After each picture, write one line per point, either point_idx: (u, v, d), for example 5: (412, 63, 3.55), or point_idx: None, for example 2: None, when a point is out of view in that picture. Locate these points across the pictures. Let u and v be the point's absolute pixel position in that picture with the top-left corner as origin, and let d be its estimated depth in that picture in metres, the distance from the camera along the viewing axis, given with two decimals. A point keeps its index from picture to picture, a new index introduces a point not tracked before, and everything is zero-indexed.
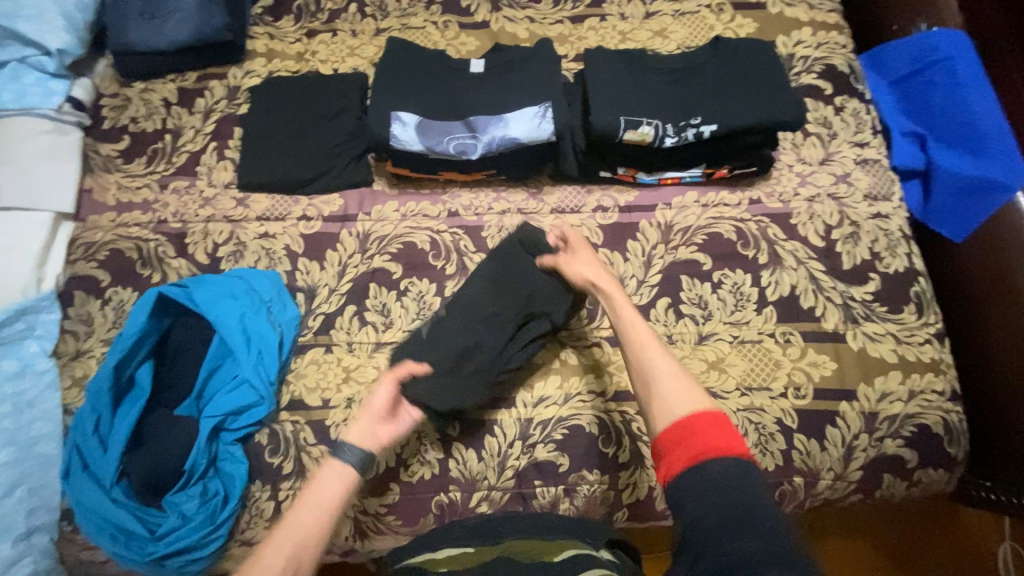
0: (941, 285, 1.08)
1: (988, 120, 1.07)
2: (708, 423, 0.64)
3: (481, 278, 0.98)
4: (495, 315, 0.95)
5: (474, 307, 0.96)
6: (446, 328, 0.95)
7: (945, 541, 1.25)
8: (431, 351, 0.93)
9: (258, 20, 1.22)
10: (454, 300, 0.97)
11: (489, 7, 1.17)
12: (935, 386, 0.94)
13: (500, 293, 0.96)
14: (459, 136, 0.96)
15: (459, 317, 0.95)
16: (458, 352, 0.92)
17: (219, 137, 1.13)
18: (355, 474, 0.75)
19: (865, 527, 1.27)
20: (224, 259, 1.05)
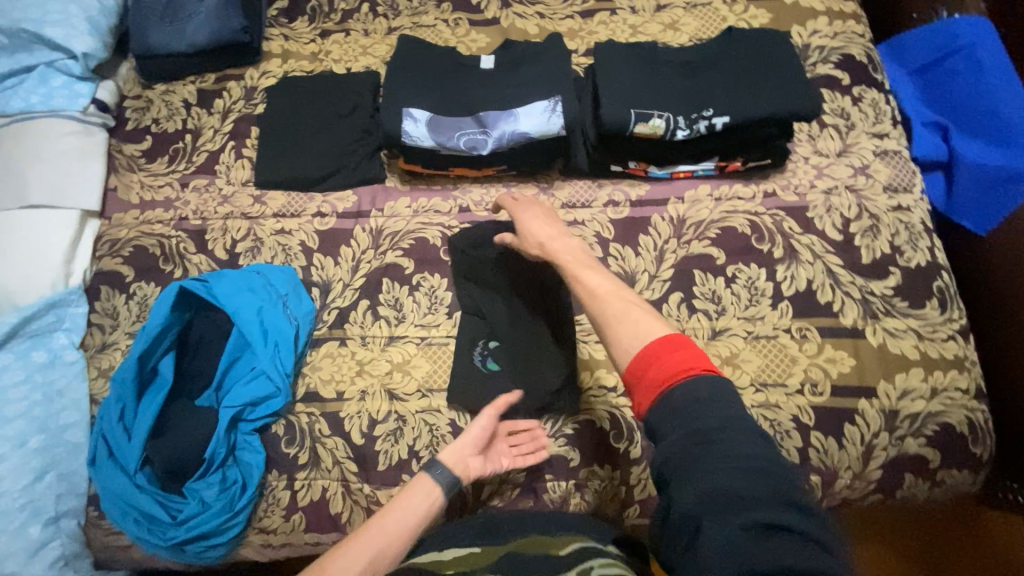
0: (966, 280, 1.05)
1: (1013, 108, 1.04)
2: (669, 346, 0.61)
3: (496, 287, 1.00)
4: (530, 331, 0.97)
5: (506, 327, 0.98)
6: (504, 354, 0.97)
7: (973, 546, 1.21)
8: (501, 381, 0.95)
9: (274, 22, 1.25)
10: (494, 325, 0.98)
11: (499, 4, 1.18)
12: (960, 384, 0.91)
13: (523, 296, 0.99)
14: (469, 131, 0.97)
15: (503, 345, 0.97)
16: (515, 378, 0.95)
17: (237, 136, 1.16)
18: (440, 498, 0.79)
19: (887, 530, 1.24)
20: (242, 254, 1.08)
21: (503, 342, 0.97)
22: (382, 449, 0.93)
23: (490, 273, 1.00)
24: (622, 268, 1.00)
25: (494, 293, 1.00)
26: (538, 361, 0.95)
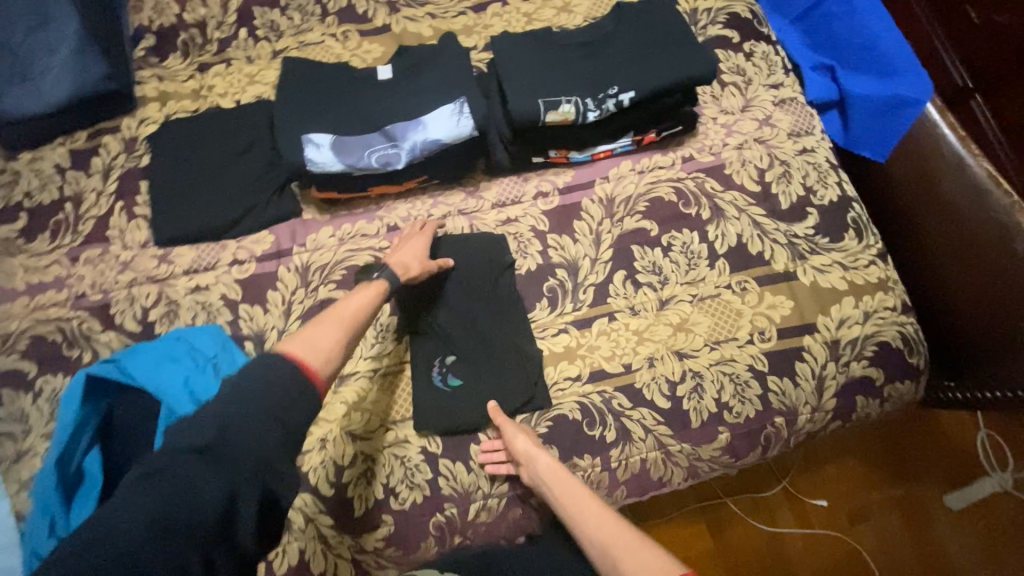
0: (877, 205, 1.13)
1: (887, 40, 1.11)
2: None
3: (445, 303, 0.96)
4: (488, 338, 0.95)
5: (462, 340, 0.95)
6: (465, 368, 0.94)
7: (930, 441, 1.33)
8: (469, 394, 0.92)
9: (144, 63, 1.13)
10: (452, 340, 0.95)
11: (387, 10, 1.13)
12: (887, 303, 0.98)
13: (475, 306, 0.96)
14: (379, 147, 0.92)
15: (464, 360, 0.94)
16: (482, 389, 0.93)
17: (125, 194, 1.05)
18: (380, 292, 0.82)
19: (854, 447, 1.33)
20: (157, 322, 0.98)
21: (464, 354, 0.94)
22: (356, 493, 0.89)
23: (450, 289, 0.97)
24: (564, 257, 1.00)
25: (445, 309, 0.96)
26: (503, 367, 0.94)
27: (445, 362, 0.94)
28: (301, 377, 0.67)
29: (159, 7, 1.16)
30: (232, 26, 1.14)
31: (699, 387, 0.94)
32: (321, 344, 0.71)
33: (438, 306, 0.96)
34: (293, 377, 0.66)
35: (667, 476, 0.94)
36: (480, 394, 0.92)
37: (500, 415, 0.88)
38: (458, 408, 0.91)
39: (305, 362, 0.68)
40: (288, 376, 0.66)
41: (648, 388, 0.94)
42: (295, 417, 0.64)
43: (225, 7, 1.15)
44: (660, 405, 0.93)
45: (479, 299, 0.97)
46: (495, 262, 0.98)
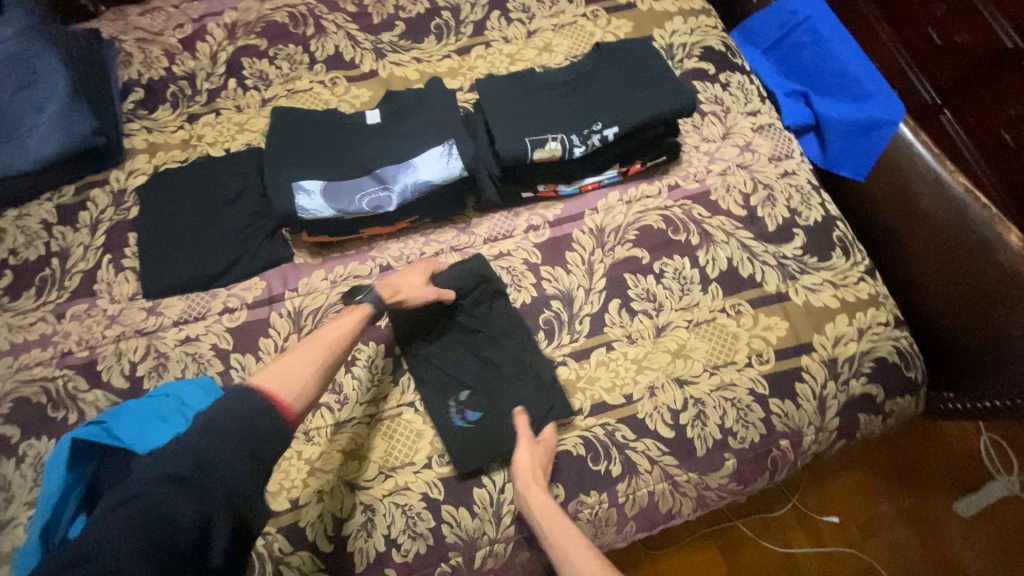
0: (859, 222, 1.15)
1: (857, 65, 1.15)
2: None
3: (447, 341, 0.96)
4: (498, 368, 0.94)
5: (471, 374, 0.94)
6: (482, 402, 0.92)
7: (934, 450, 1.32)
8: (490, 429, 0.90)
9: (133, 116, 1.14)
10: (463, 376, 0.93)
11: (373, 56, 1.16)
12: (880, 319, 0.99)
13: (475, 337, 0.96)
14: (370, 191, 0.93)
15: (478, 393, 0.93)
16: (501, 416, 0.91)
17: (113, 247, 1.04)
18: (359, 321, 0.84)
19: (860, 460, 1.31)
20: (145, 377, 0.96)
21: (477, 384, 0.93)
22: (357, 546, 0.85)
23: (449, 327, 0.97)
24: (558, 289, 1.00)
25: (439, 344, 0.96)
26: (519, 391, 0.92)
27: (461, 397, 0.92)
28: (273, 411, 0.69)
29: (148, 61, 1.17)
30: (221, 77, 1.15)
31: (702, 414, 0.93)
32: (296, 377, 0.74)
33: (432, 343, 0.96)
34: (267, 414, 0.69)
35: (676, 508, 0.92)
36: (501, 422, 0.91)
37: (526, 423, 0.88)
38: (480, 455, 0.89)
39: (277, 397, 0.71)
40: (262, 411, 0.69)
41: (651, 418, 0.93)
42: (270, 447, 0.67)
43: (214, 59, 1.17)
44: (664, 434, 0.92)
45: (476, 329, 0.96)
46: (486, 286, 0.97)
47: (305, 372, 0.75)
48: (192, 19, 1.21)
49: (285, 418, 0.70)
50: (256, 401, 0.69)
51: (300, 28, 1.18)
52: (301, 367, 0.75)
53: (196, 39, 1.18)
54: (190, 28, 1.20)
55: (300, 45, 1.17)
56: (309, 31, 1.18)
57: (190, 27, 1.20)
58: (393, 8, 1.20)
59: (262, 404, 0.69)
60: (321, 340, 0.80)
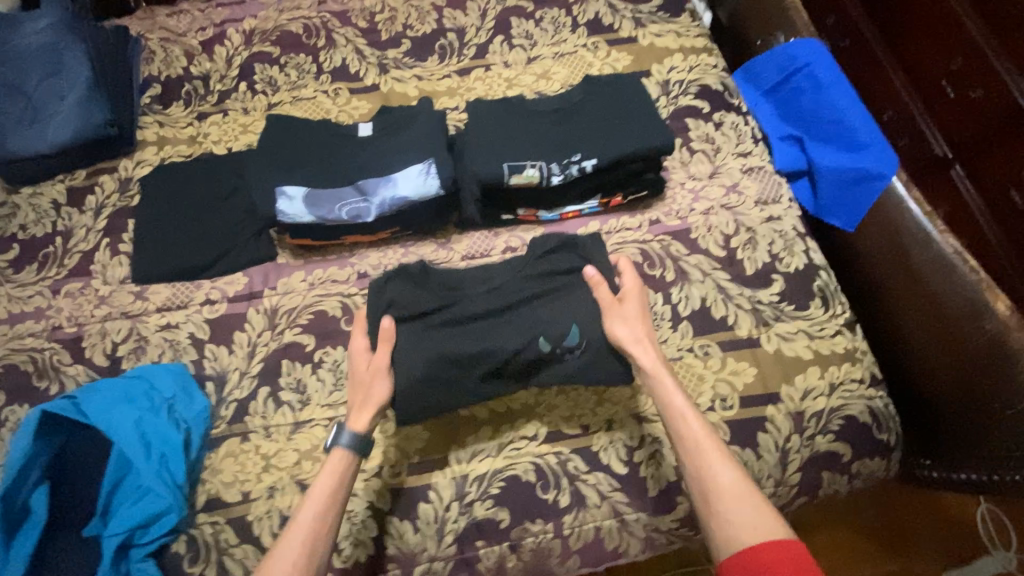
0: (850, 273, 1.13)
1: (855, 114, 1.12)
2: (788, 558, 0.66)
3: (434, 336, 0.89)
4: (521, 297, 0.92)
5: (491, 331, 0.89)
6: (558, 301, 0.91)
7: (926, 513, 1.26)
8: (580, 308, 0.90)
9: (148, 110, 1.21)
10: (516, 292, 0.92)
11: (377, 70, 1.21)
12: (855, 376, 0.96)
13: (448, 316, 0.90)
14: (351, 201, 0.96)
15: (540, 299, 0.92)
16: (579, 297, 0.92)
17: (112, 232, 1.10)
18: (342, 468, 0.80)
19: (846, 516, 1.26)
20: (125, 358, 1.00)
21: (520, 313, 0.91)
22: None
23: (419, 335, 0.89)
24: None
25: (418, 350, 0.87)
26: (569, 263, 0.95)
27: (530, 327, 0.89)
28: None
29: (169, 59, 1.24)
30: (233, 80, 1.22)
31: (657, 454, 0.91)
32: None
33: (418, 364, 0.86)
34: None
35: (622, 546, 0.90)
36: (581, 310, 0.90)
37: (603, 286, 0.90)
38: (590, 356, 0.88)
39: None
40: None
41: (605, 452, 0.92)
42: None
43: (229, 62, 1.23)
44: (617, 469, 0.91)
45: (435, 311, 0.91)
46: (408, 273, 0.95)
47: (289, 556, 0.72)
48: (214, 23, 1.28)
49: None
50: None
51: (313, 39, 1.24)
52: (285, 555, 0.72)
53: (215, 42, 1.25)
54: (211, 32, 1.27)
55: (310, 55, 1.23)
56: (319, 42, 1.24)
57: (211, 31, 1.27)
58: (402, 26, 1.25)
59: None
60: (299, 525, 0.75)
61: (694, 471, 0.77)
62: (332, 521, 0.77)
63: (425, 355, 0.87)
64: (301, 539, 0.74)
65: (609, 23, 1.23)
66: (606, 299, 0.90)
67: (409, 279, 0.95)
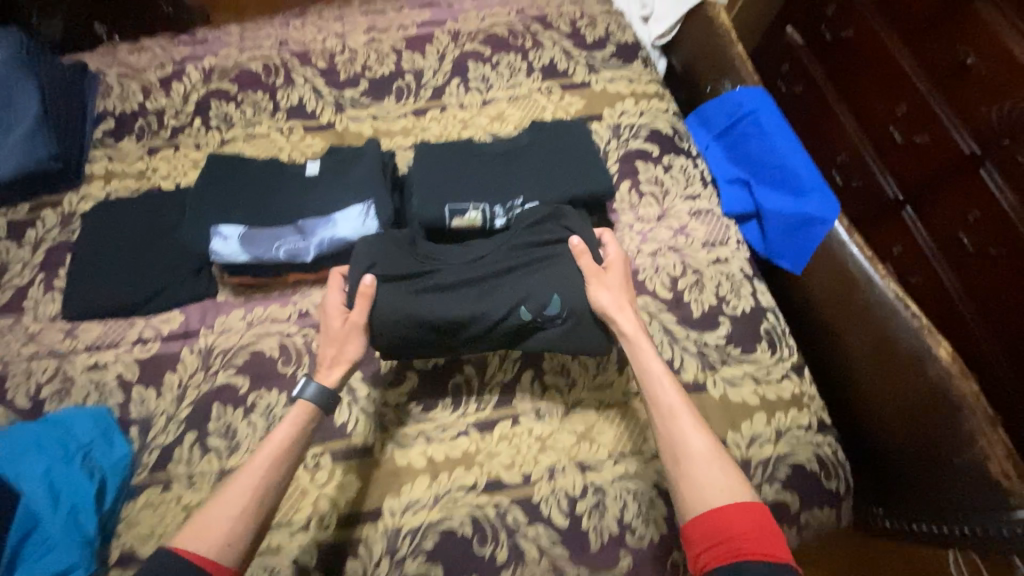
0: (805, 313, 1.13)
1: (798, 160, 1.14)
2: (744, 515, 0.67)
3: (410, 300, 0.85)
4: (506, 265, 0.88)
5: (474, 298, 0.86)
6: (540, 270, 0.88)
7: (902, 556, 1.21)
8: (563, 278, 0.86)
9: (99, 143, 1.20)
10: (499, 260, 0.90)
11: (333, 109, 1.22)
12: (802, 421, 0.95)
13: (426, 281, 0.87)
14: (290, 240, 0.94)
15: (523, 269, 0.88)
16: (565, 266, 0.88)
17: (49, 266, 1.07)
18: (302, 417, 0.80)
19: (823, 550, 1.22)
20: (47, 400, 0.95)
21: (505, 280, 0.88)
22: None
23: (393, 297, 0.85)
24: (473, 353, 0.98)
25: (396, 312, 0.84)
26: (554, 233, 0.91)
27: (513, 294, 0.85)
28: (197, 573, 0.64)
29: (125, 95, 1.25)
30: (189, 116, 1.22)
31: (600, 504, 0.87)
32: (222, 524, 0.69)
33: (397, 325, 0.84)
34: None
35: None
36: (566, 280, 0.86)
37: (586, 256, 0.88)
38: (573, 324, 0.85)
39: (200, 555, 0.66)
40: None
41: (546, 503, 0.87)
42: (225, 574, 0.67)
43: (186, 98, 1.24)
44: (558, 522, 0.86)
45: (416, 274, 0.88)
46: (390, 237, 0.91)
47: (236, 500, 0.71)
48: (174, 61, 1.29)
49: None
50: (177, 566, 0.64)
51: (272, 77, 1.26)
52: (231, 500, 0.71)
53: (173, 79, 1.26)
54: (170, 69, 1.28)
55: (268, 93, 1.24)
56: (278, 81, 1.25)
57: (171, 68, 1.28)
58: (361, 67, 1.27)
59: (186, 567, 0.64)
60: (251, 470, 0.74)
61: (665, 433, 0.78)
62: (286, 470, 0.77)
63: (404, 315, 0.84)
64: (252, 484, 0.73)
65: (563, 68, 1.27)
66: (588, 266, 0.87)
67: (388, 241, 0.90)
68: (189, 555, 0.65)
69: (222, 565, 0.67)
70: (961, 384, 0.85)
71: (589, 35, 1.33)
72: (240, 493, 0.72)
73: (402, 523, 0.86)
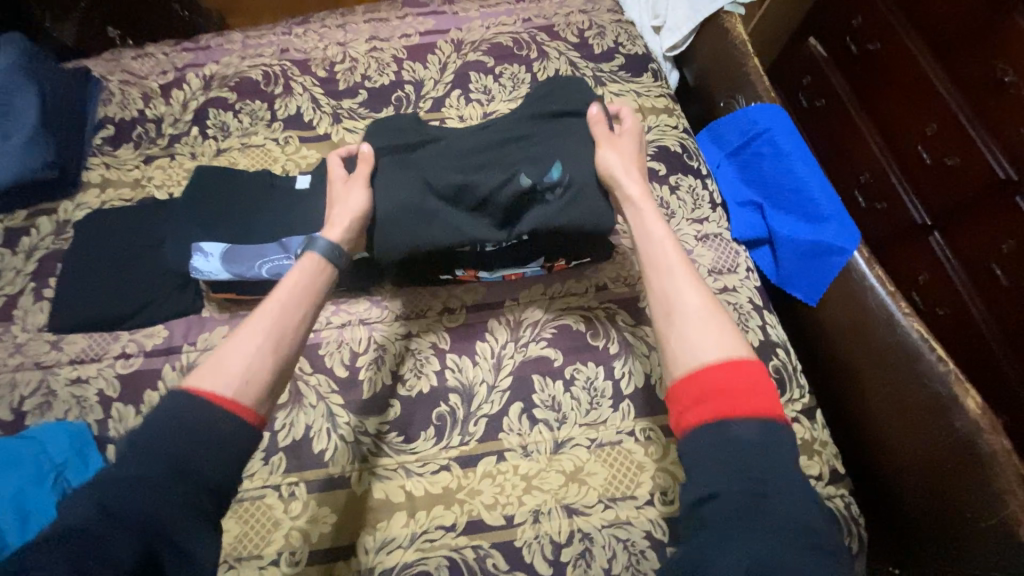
0: (822, 349, 1.05)
1: (816, 184, 1.07)
2: (733, 370, 0.67)
3: (419, 169, 0.91)
4: (510, 137, 0.94)
5: (477, 166, 0.91)
6: (542, 143, 0.93)
7: None
8: (565, 147, 0.91)
9: (98, 151, 1.19)
10: (505, 131, 0.95)
11: (330, 119, 1.19)
12: (811, 471, 0.88)
13: (436, 148, 0.94)
14: (273, 258, 0.91)
15: (526, 144, 0.93)
16: (572, 134, 0.94)
17: (40, 276, 1.06)
18: (312, 259, 0.83)
19: None
20: (29, 413, 0.94)
21: (510, 146, 0.93)
22: None
23: (396, 166, 0.92)
24: (459, 381, 0.94)
25: (400, 178, 0.90)
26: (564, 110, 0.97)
27: (511, 168, 0.89)
28: (219, 412, 0.64)
29: (126, 102, 1.24)
30: (186, 124, 1.20)
31: (587, 553, 0.82)
32: (236, 366, 0.69)
33: (403, 187, 0.88)
34: (212, 416, 0.64)
35: None
36: (573, 150, 0.91)
37: (602, 123, 0.94)
38: (574, 190, 0.88)
39: (222, 395, 0.66)
40: (203, 418, 0.63)
41: (529, 548, 0.82)
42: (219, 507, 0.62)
43: (185, 106, 1.23)
44: (540, 570, 0.81)
45: (425, 148, 0.95)
46: (398, 120, 0.99)
47: (247, 348, 0.71)
48: (175, 67, 1.28)
49: (239, 415, 0.66)
50: (196, 406, 0.64)
51: (271, 86, 1.24)
52: (240, 344, 0.72)
53: (174, 86, 1.25)
54: (172, 76, 1.27)
55: (266, 102, 1.22)
56: (277, 89, 1.23)
57: (172, 75, 1.27)
58: (361, 76, 1.24)
59: (206, 408, 0.64)
60: (261, 319, 0.75)
61: (661, 295, 0.79)
62: (301, 318, 0.78)
63: (407, 181, 0.89)
64: (263, 330, 0.74)
65: None
66: (598, 137, 0.93)
67: (398, 125, 0.97)
68: (204, 392, 0.66)
69: (243, 405, 0.67)
70: (990, 439, 0.75)
71: (598, 45, 1.27)
72: (248, 340, 0.72)
73: (376, 562, 0.81)
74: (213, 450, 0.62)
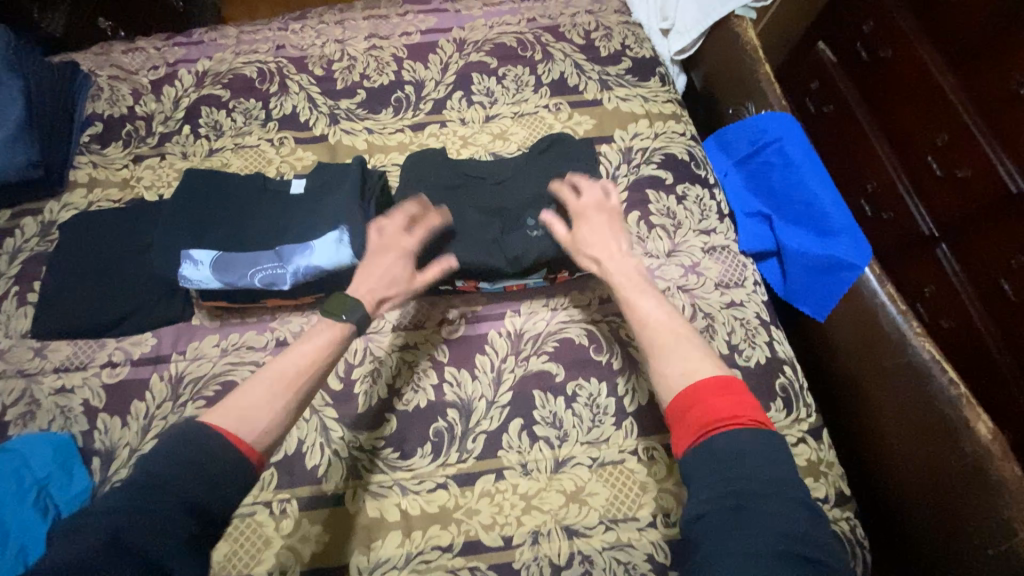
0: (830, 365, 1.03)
1: (827, 197, 1.04)
2: (713, 385, 0.67)
3: (443, 211, 0.95)
4: (514, 190, 0.98)
5: (483, 218, 0.95)
6: (537, 199, 0.96)
7: None
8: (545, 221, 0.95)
9: (85, 149, 1.15)
10: (508, 183, 0.99)
11: (327, 120, 1.15)
12: (818, 494, 0.85)
13: (459, 191, 0.97)
14: (267, 267, 0.88)
15: (525, 197, 0.96)
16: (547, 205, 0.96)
17: (23, 279, 1.02)
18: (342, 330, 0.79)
19: None
20: (11, 423, 0.90)
21: (511, 197, 0.97)
22: None
23: (419, 203, 0.95)
24: (458, 396, 0.91)
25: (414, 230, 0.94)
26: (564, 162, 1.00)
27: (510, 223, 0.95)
28: (232, 454, 0.63)
29: (115, 98, 1.20)
30: (177, 122, 1.16)
31: None
32: (253, 411, 0.67)
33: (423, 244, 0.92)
34: (226, 457, 0.62)
35: None
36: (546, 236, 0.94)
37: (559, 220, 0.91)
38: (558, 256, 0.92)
39: (240, 437, 0.64)
40: (218, 459, 0.61)
41: (527, 571, 0.80)
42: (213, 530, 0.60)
43: (177, 104, 1.18)
44: None
45: (450, 188, 0.98)
46: (431, 156, 1.02)
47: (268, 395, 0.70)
48: (167, 63, 1.24)
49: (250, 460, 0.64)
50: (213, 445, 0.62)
51: (265, 84, 1.20)
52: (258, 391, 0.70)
53: (165, 83, 1.21)
54: (163, 71, 1.23)
55: (261, 101, 1.18)
56: (272, 88, 1.19)
57: (164, 70, 1.23)
58: (359, 76, 1.20)
59: (220, 447, 0.62)
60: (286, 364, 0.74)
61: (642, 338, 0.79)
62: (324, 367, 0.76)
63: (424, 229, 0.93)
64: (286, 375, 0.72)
65: (574, 84, 1.18)
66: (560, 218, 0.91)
67: (436, 160, 1.01)
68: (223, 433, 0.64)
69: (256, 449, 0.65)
70: (999, 465, 0.73)
71: (604, 48, 1.23)
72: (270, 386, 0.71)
73: None
74: (218, 483, 0.60)
